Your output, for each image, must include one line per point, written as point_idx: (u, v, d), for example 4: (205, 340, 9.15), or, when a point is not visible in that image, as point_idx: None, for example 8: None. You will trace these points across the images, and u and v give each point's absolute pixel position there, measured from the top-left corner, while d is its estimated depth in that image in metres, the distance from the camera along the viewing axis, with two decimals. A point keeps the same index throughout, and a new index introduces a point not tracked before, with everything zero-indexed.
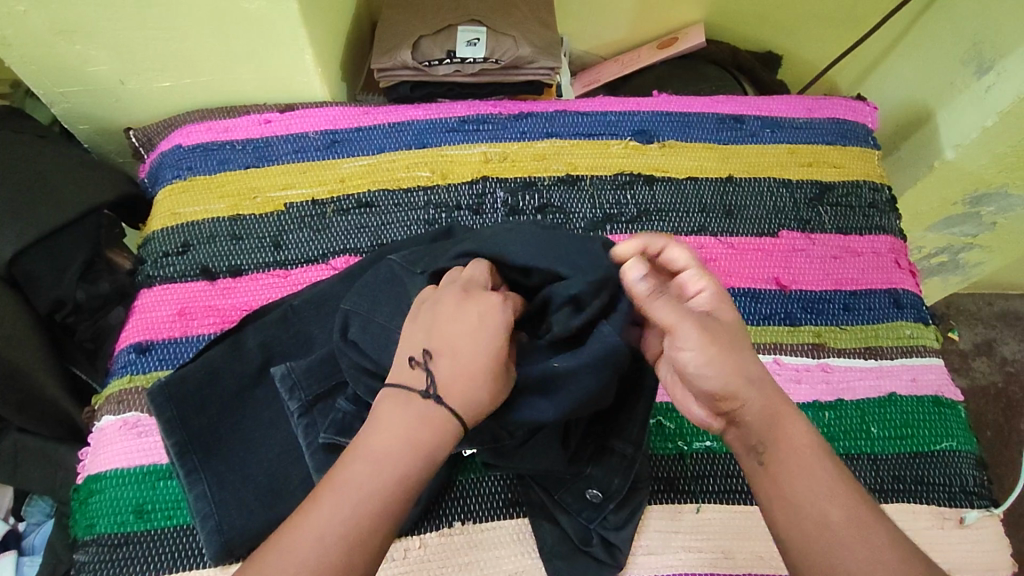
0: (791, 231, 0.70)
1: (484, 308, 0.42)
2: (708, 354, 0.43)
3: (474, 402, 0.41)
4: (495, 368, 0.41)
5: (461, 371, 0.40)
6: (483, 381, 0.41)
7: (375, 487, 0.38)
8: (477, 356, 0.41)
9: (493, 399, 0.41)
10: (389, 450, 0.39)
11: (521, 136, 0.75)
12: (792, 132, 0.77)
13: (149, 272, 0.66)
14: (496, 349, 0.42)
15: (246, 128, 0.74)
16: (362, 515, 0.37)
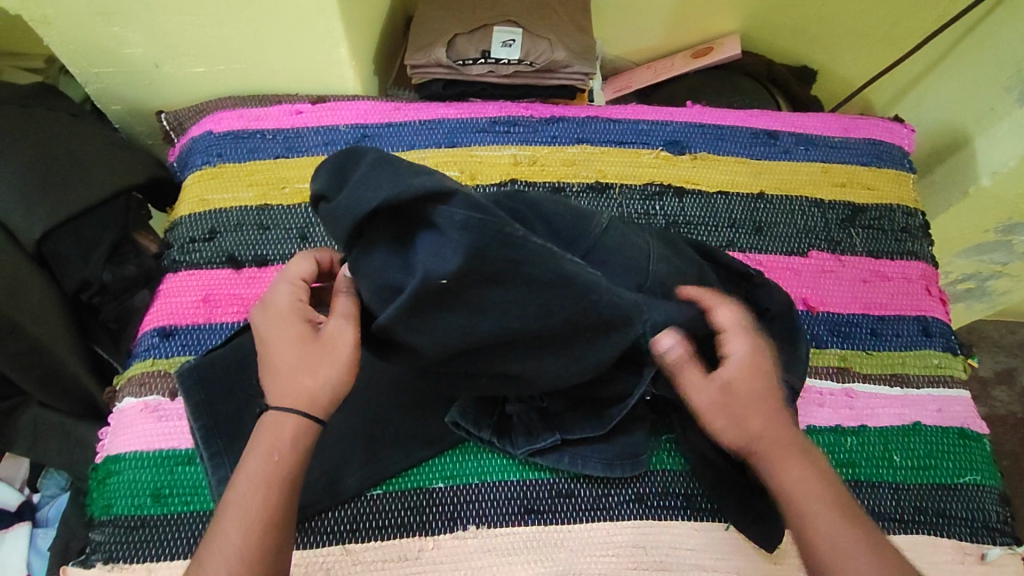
0: (821, 251, 0.70)
1: (268, 314, 0.48)
2: (715, 394, 0.47)
3: (299, 389, 0.45)
4: (298, 363, 0.46)
5: (270, 375, 0.46)
6: (299, 380, 0.46)
7: (270, 493, 0.43)
8: (277, 348, 0.47)
9: (309, 379, 0.45)
10: (260, 458, 0.44)
11: (552, 140, 0.75)
12: (826, 150, 0.76)
13: (174, 257, 0.66)
14: (286, 338, 0.47)
15: (278, 118, 0.74)
16: (257, 512, 0.43)
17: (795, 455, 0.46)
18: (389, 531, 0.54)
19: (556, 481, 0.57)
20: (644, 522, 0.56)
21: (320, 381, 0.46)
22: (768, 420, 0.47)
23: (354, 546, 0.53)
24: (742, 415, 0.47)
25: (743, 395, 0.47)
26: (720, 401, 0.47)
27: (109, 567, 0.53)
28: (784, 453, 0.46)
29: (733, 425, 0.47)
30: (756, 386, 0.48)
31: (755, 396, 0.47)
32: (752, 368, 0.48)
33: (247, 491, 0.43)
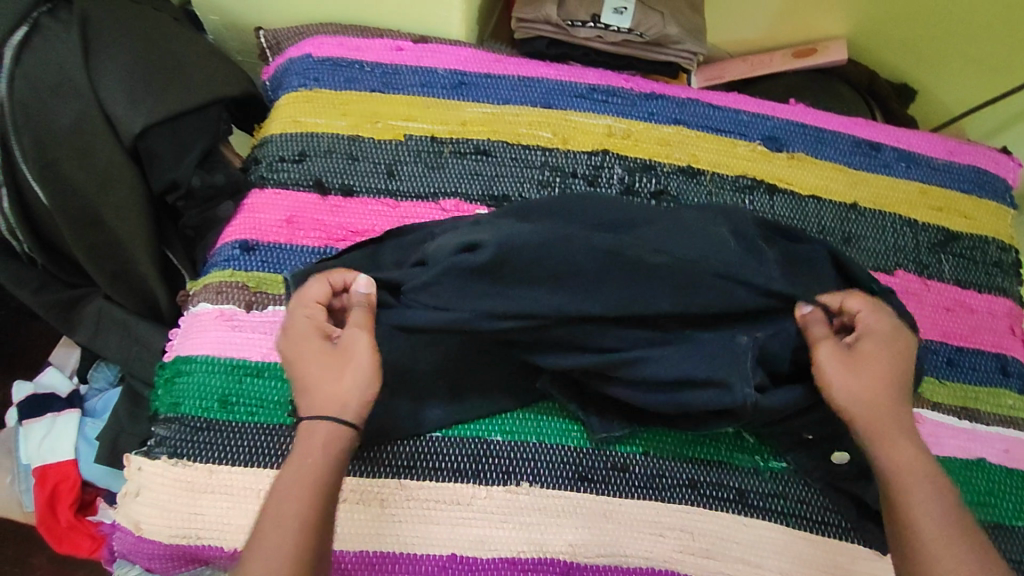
0: (907, 272, 0.68)
1: (288, 338, 0.50)
2: (846, 375, 0.50)
3: (332, 394, 0.46)
4: (333, 368, 0.47)
5: (299, 388, 0.47)
6: (333, 380, 0.47)
7: (316, 483, 0.44)
8: (307, 362, 0.48)
9: (338, 382, 0.46)
10: (304, 454, 0.45)
11: (649, 116, 0.73)
12: (928, 171, 0.73)
13: (263, 174, 0.67)
14: (312, 352, 0.48)
15: (378, 52, 0.74)
16: (309, 499, 0.43)
17: (900, 433, 0.50)
18: (445, 474, 0.55)
19: (613, 454, 0.57)
20: (693, 509, 0.56)
21: (349, 383, 0.46)
22: (890, 396, 0.50)
23: (410, 482, 0.54)
24: (871, 395, 0.50)
25: (871, 366, 0.51)
26: (847, 362, 0.51)
27: (173, 462, 0.54)
28: (894, 431, 0.49)
29: (855, 384, 0.50)
30: (883, 362, 0.51)
31: (882, 364, 0.51)
32: (888, 341, 0.52)
33: (289, 481, 0.44)
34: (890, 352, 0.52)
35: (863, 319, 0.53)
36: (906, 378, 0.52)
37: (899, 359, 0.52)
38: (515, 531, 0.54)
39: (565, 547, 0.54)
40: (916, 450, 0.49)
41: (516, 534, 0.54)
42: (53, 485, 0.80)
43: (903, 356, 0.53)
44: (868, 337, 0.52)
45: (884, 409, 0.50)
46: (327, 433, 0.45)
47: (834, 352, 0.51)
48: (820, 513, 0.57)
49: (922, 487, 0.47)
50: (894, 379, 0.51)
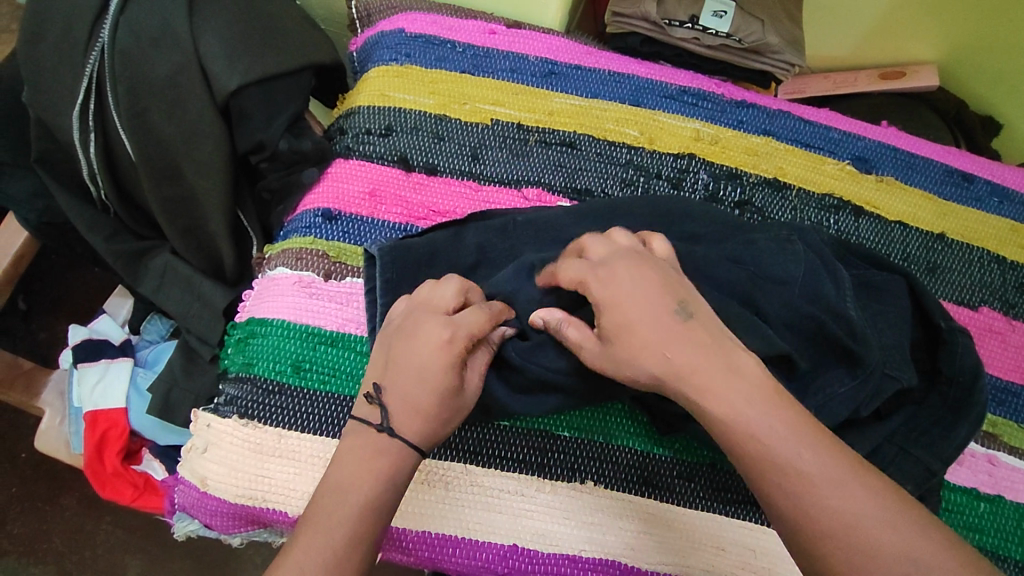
0: (991, 310, 0.66)
1: (434, 348, 0.46)
2: (620, 328, 0.44)
3: (433, 434, 0.46)
4: (447, 400, 0.47)
5: (406, 403, 0.46)
6: (440, 418, 0.47)
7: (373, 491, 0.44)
8: (421, 385, 0.46)
9: (443, 427, 0.47)
10: (366, 470, 0.44)
11: (738, 125, 0.72)
12: (1020, 208, 0.71)
13: (349, 145, 0.66)
14: (445, 378, 0.46)
15: (471, 33, 0.73)
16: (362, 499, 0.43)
17: (722, 377, 0.41)
18: (511, 464, 0.54)
19: (680, 462, 0.56)
20: (757, 527, 0.55)
21: (444, 429, 0.47)
22: (671, 337, 0.43)
23: (476, 469, 0.54)
24: (669, 348, 0.42)
25: (635, 321, 0.44)
26: (616, 329, 0.44)
27: (242, 422, 0.54)
28: (723, 379, 0.41)
29: (626, 349, 0.44)
30: (632, 293, 0.45)
31: (624, 286, 0.45)
32: (635, 269, 0.46)
33: (352, 478, 0.44)
34: (633, 272, 0.45)
35: (593, 250, 0.49)
36: (674, 302, 0.44)
37: (656, 282, 0.45)
38: (577, 529, 0.53)
39: (627, 551, 0.53)
40: (782, 410, 0.40)
41: (578, 532, 0.53)
42: (103, 430, 0.80)
43: (662, 276, 0.46)
44: (599, 279, 0.46)
45: (694, 358, 0.42)
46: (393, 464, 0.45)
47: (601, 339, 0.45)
48: None
49: (785, 440, 0.39)
50: (647, 296, 0.44)
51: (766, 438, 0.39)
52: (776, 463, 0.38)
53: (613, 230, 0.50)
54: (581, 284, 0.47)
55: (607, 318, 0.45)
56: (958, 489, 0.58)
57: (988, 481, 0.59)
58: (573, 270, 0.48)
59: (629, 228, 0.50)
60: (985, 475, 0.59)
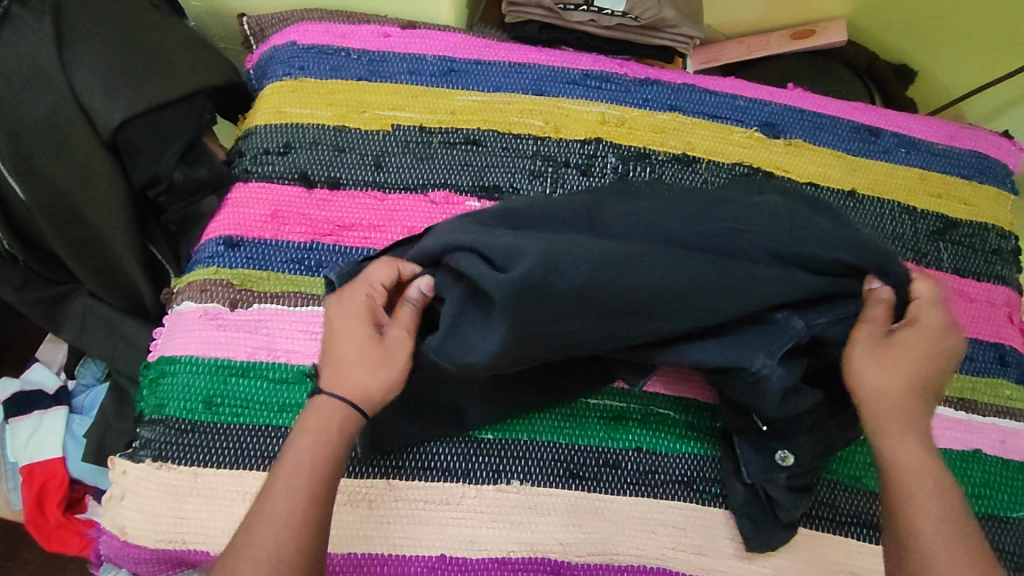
0: (905, 261, 0.67)
1: (343, 311, 0.49)
2: (879, 363, 0.46)
3: (355, 382, 0.47)
4: (370, 353, 0.47)
5: (330, 363, 0.48)
6: (365, 370, 0.47)
7: (314, 466, 0.45)
8: (345, 346, 0.48)
9: (368, 376, 0.47)
10: (305, 446, 0.45)
11: (644, 103, 0.71)
12: (928, 156, 0.72)
13: (247, 167, 0.65)
14: (355, 333, 0.48)
15: (365, 39, 0.71)
16: (304, 477, 0.44)
17: (916, 433, 0.46)
18: (434, 474, 0.54)
19: (604, 450, 0.56)
20: (685, 505, 0.55)
21: (374, 379, 0.47)
22: (909, 384, 0.46)
23: (399, 483, 0.53)
24: (898, 392, 0.46)
25: (904, 353, 0.47)
26: (882, 347, 0.47)
27: (157, 464, 0.53)
28: (911, 433, 0.46)
29: (882, 371, 0.46)
30: (924, 359, 0.47)
31: (920, 354, 0.47)
32: (931, 340, 0.48)
33: (298, 452, 0.45)
34: (931, 351, 0.47)
35: (924, 309, 0.48)
36: (937, 378, 0.47)
37: (940, 364, 0.48)
38: (506, 530, 0.53)
39: (556, 546, 0.53)
40: (932, 461, 0.46)
41: (507, 533, 0.53)
42: (41, 483, 0.79)
43: (947, 363, 0.48)
44: (919, 331, 0.47)
45: (904, 403, 0.46)
46: (329, 426, 0.46)
47: (872, 337, 0.46)
48: (813, 506, 0.56)
49: (929, 496, 0.44)
50: (925, 368, 0.47)
51: (914, 468, 0.45)
52: (913, 501, 0.44)
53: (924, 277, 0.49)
54: (876, 321, 0.47)
55: (869, 350, 0.47)
56: None
57: None
58: (873, 308, 0.47)
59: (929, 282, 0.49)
60: None
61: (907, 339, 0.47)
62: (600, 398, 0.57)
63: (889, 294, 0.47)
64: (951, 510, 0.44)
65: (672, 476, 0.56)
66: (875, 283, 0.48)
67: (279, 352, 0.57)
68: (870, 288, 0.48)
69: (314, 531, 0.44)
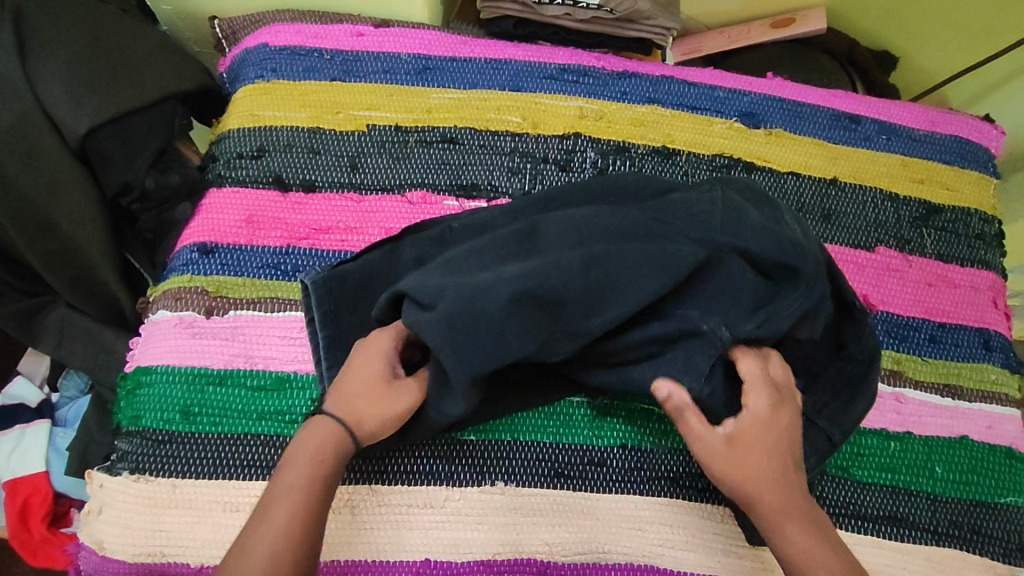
0: (889, 248, 0.67)
1: (368, 344, 0.50)
2: (727, 469, 0.47)
3: (357, 411, 0.47)
4: (379, 386, 0.48)
5: (336, 389, 0.48)
6: (371, 399, 0.48)
7: (316, 477, 0.45)
8: (357, 372, 0.48)
9: (369, 408, 0.47)
10: (306, 457, 0.45)
11: (622, 96, 0.70)
12: (909, 142, 0.72)
13: (221, 172, 0.64)
14: (375, 366, 0.48)
15: (337, 38, 0.70)
16: (306, 487, 0.44)
17: (795, 512, 0.46)
18: (418, 477, 0.53)
19: (590, 448, 0.55)
20: (672, 501, 0.54)
21: (375, 412, 0.47)
22: (764, 474, 0.47)
23: (382, 488, 0.53)
24: (757, 483, 0.47)
25: (745, 453, 0.47)
26: (727, 455, 0.47)
27: (134, 477, 0.52)
28: (789, 509, 0.46)
29: (731, 480, 0.47)
30: (769, 442, 0.47)
31: (758, 442, 0.47)
32: (766, 421, 0.48)
33: (298, 462, 0.45)
34: (771, 427, 0.48)
35: (747, 402, 0.48)
36: (794, 451, 0.48)
37: (789, 436, 0.48)
38: (491, 532, 0.53)
39: (543, 547, 0.53)
40: (812, 530, 0.46)
41: (493, 534, 0.53)
42: (24, 497, 0.77)
43: (796, 432, 0.48)
44: (753, 420, 0.47)
45: (766, 490, 0.47)
46: (327, 442, 0.46)
47: (708, 452, 0.47)
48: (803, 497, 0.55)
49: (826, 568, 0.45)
50: (774, 453, 0.47)
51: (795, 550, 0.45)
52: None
53: (744, 352, 0.49)
54: (699, 440, 0.47)
55: (717, 463, 0.47)
56: (868, 432, 0.59)
57: (898, 418, 0.60)
58: (687, 422, 0.47)
59: (754, 355, 0.49)
60: (895, 415, 0.60)
61: (744, 432, 0.47)
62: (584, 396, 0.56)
63: (683, 402, 0.48)
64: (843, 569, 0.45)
65: (659, 472, 0.55)
66: (662, 392, 0.48)
67: (257, 359, 0.56)
68: (663, 399, 0.48)
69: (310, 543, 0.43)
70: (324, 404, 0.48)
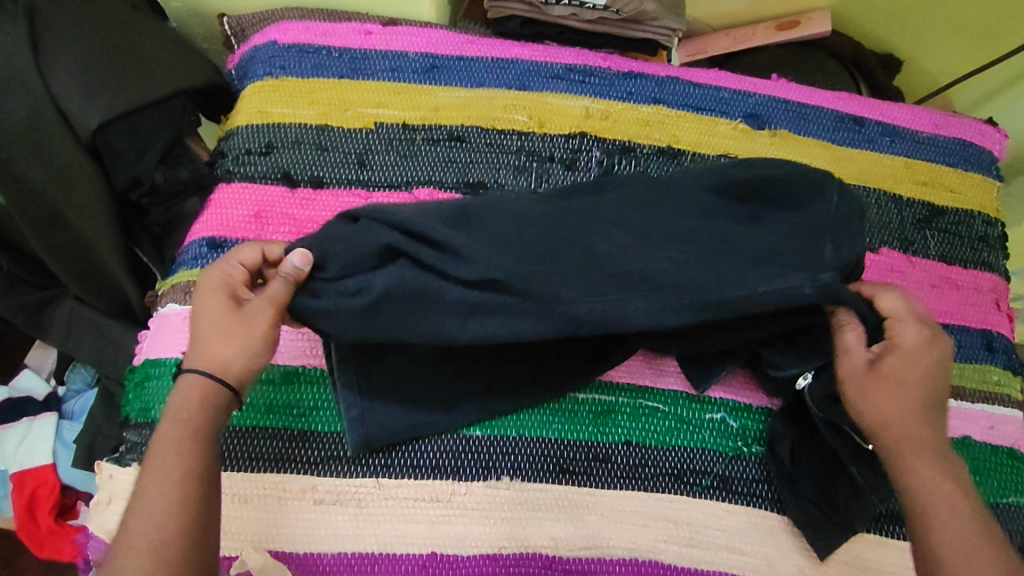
0: (893, 250, 0.67)
1: (211, 283, 0.49)
2: (866, 393, 0.47)
3: (217, 357, 0.46)
4: (228, 325, 0.47)
5: (190, 342, 0.47)
6: (223, 342, 0.46)
7: (188, 440, 0.43)
8: (206, 320, 0.47)
9: (222, 347, 0.46)
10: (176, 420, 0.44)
11: (628, 96, 0.71)
12: (913, 145, 0.72)
13: (229, 167, 0.64)
14: (213, 306, 0.47)
15: (346, 36, 0.71)
16: (184, 451, 0.43)
17: (926, 451, 0.46)
18: (424, 471, 0.53)
19: (594, 445, 0.56)
20: (675, 497, 0.55)
21: (231, 350, 0.46)
22: (906, 405, 0.47)
23: (388, 481, 0.53)
24: (901, 418, 0.46)
25: (895, 380, 0.47)
26: (873, 376, 0.47)
27: (143, 468, 0.53)
28: (921, 449, 0.46)
29: (864, 402, 0.47)
30: (919, 375, 0.47)
31: (910, 373, 0.47)
32: (921, 359, 0.48)
33: (168, 429, 0.44)
34: (920, 363, 0.48)
35: (901, 332, 0.49)
36: (931, 391, 0.48)
37: (936, 377, 0.48)
38: (496, 526, 0.53)
39: (548, 542, 0.53)
40: (945, 471, 0.46)
41: (498, 529, 0.53)
42: (32, 489, 0.78)
43: (943, 372, 0.48)
44: (902, 351, 0.48)
45: (907, 427, 0.46)
46: (199, 401, 0.45)
47: (856, 370, 0.48)
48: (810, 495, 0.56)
49: (951, 510, 0.44)
50: (920, 390, 0.47)
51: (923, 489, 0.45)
52: (929, 517, 0.44)
53: (881, 291, 0.51)
54: (850, 353, 0.49)
55: (852, 385, 0.48)
56: None
57: None
58: (843, 337, 0.49)
59: (895, 291, 0.51)
60: None
61: (894, 363, 0.48)
62: (588, 392, 0.56)
63: (850, 317, 0.49)
64: (965, 510, 0.44)
65: (663, 469, 0.55)
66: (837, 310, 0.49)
67: None
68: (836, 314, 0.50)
69: (201, 502, 0.42)
70: (184, 365, 0.47)
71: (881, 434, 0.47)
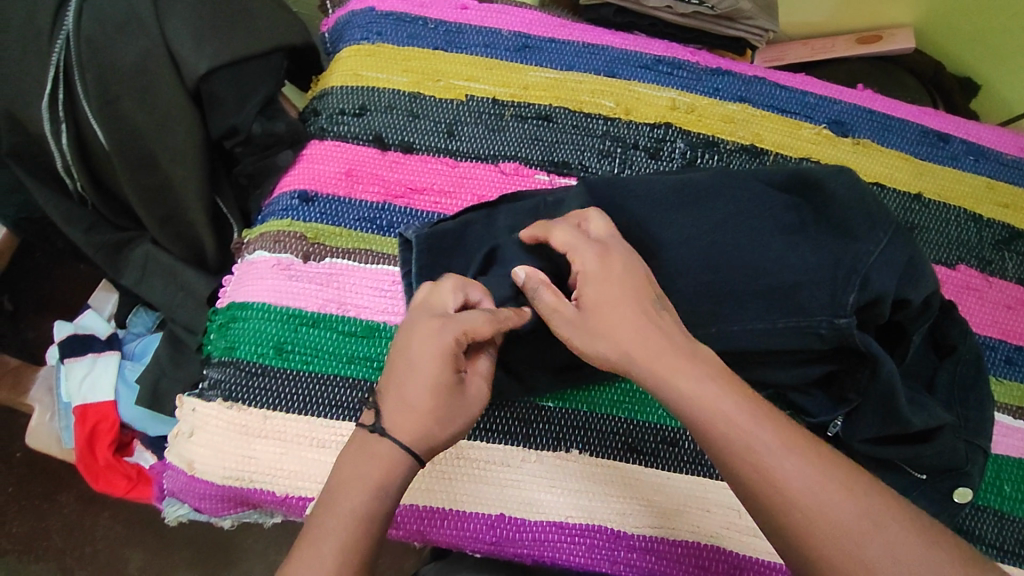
0: (969, 267, 0.67)
1: (423, 343, 0.45)
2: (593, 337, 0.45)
3: (422, 430, 0.44)
4: (439, 395, 0.44)
5: (397, 404, 0.44)
6: (437, 418, 0.44)
7: (372, 493, 0.42)
8: (418, 385, 0.44)
9: (439, 427, 0.44)
10: (363, 478, 0.42)
11: (714, 92, 0.72)
12: (995, 166, 0.72)
13: (323, 126, 0.66)
14: (433, 372, 0.44)
15: (442, 9, 0.72)
16: (365, 497, 0.42)
17: (686, 364, 0.43)
18: (497, 436, 0.55)
19: (663, 427, 0.56)
20: None
21: (445, 430, 0.44)
22: (622, 327, 0.44)
23: (462, 441, 0.54)
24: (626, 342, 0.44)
25: (600, 313, 0.45)
26: (581, 321, 0.46)
27: (226, 404, 0.55)
28: (684, 367, 0.43)
29: (601, 342, 0.45)
30: (612, 293, 0.46)
31: (606, 294, 0.46)
32: (603, 279, 0.47)
33: (357, 474, 0.43)
34: (609, 281, 0.46)
35: (577, 259, 0.48)
36: (664, 317, 0.45)
37: (631, 291, 0.46)
38: (564, 496, 0.54)
39: (613, 516, 0.54)
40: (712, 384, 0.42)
41: (565, 499, 0.54)
42: (94, 424, 0.80)
43: (636, 282, 0.47)
44: (588, 277, 0.47)
45: (642, 349, 0.44)
46: (389, 469, 0.43)
47: (567, 320, 0.46)
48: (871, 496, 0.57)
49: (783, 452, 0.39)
50: (635, 308, 0.45)
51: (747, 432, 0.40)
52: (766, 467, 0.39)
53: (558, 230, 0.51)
54: (556, 310, 0.47)
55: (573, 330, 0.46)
56: None
57: None
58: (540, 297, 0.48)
59: (568, 229, 0.50)
60: None
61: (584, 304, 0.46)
62: None
63: (537, 278, 0.48)
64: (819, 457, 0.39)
65: None
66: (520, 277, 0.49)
67: (349, 306, 0.58)
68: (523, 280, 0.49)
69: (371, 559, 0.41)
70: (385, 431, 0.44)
71: (757, 456, 0.39)
